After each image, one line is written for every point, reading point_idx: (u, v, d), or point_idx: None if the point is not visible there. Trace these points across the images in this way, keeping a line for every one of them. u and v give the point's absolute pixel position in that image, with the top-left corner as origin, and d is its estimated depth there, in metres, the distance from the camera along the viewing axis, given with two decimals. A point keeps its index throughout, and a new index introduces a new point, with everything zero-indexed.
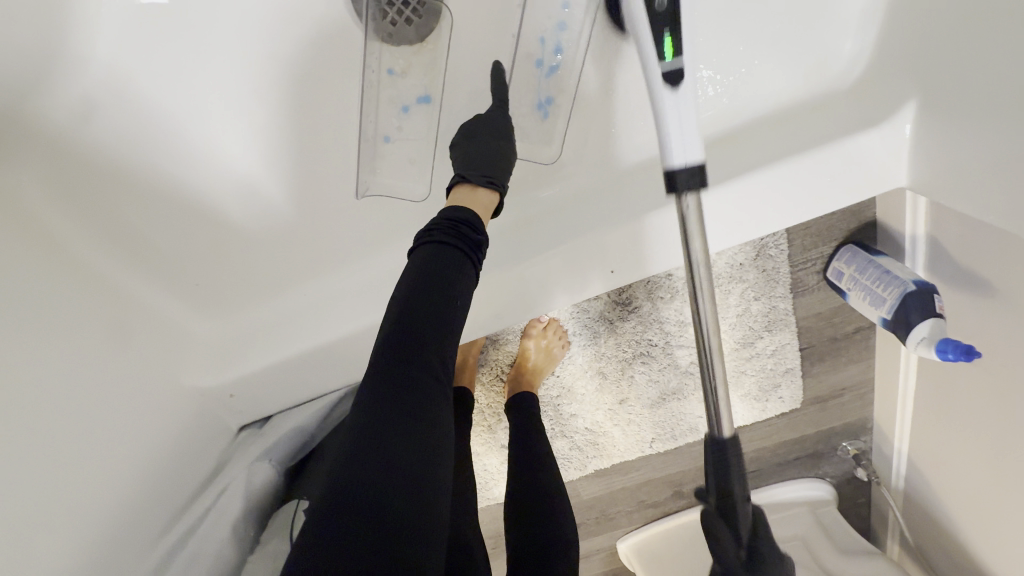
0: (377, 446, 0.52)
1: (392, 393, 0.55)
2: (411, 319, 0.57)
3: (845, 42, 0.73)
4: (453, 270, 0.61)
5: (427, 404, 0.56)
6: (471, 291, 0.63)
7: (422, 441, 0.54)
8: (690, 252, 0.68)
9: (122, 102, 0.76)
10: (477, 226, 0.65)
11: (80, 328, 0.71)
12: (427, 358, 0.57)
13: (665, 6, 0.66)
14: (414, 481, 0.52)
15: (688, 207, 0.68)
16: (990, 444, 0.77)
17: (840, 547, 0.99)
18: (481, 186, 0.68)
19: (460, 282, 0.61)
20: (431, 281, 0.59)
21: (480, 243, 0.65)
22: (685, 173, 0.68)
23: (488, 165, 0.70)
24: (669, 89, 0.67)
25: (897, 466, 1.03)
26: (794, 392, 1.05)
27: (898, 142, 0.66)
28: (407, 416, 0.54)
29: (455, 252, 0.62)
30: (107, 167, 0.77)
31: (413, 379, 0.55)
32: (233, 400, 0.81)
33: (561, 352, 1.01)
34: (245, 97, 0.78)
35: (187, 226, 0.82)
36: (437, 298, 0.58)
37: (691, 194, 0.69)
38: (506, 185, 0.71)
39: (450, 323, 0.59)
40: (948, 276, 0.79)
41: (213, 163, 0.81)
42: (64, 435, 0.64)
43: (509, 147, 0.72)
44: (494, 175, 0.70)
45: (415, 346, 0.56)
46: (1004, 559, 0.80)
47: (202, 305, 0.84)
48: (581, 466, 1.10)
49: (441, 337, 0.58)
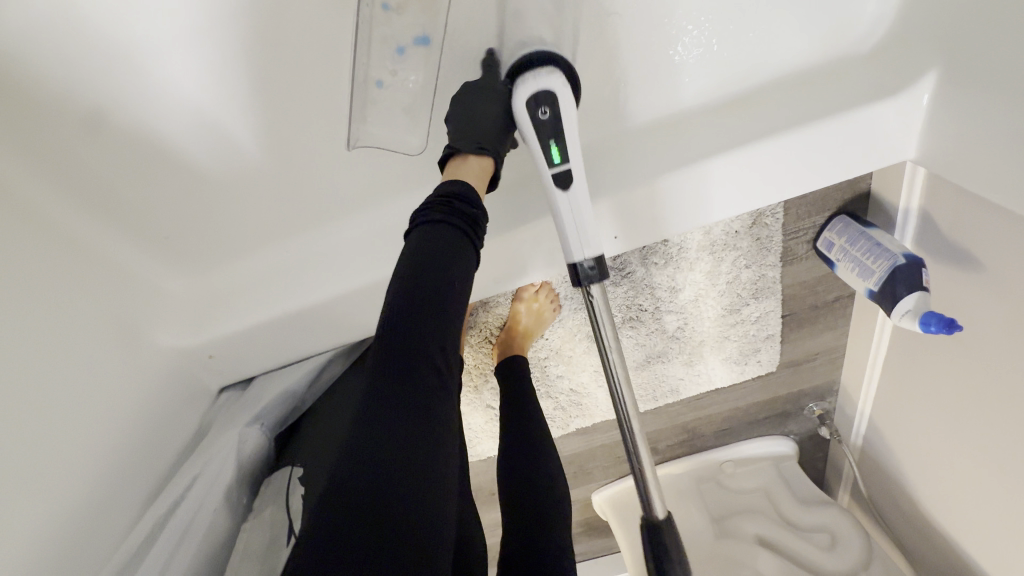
0: (381, 441, 0.49)
1: (396, 387, 0.51)
2: (412, 308, 0.53)
3: (869, 3, 0.70)
4: (453, 250, 0.56)
5: (429, 391, 0.52)
6: (473, 273, 0.58)
7: (429, 437, 0.51)
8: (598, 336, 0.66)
9: (64, 25, 0.65)
10: (475, 202, 0.60)
11: (41, 288, 0.65)
12: (426, 347, 0.53)
13: (549, 114, 0.63)
14: (421, 477, 0.49)
15: (597, 301, 0.65)
16: (953, 407, 0.83)
17: (798, 498, 1.07)
18: (470, 155, 0.64)
19: (461, 262, 0.56)
20: (429, 264, 0.54)
21: (479, 217, 0.60)
22: (586, 265, 0.65)
23: (477, 130, 0.65)
24: (560, 191, 0.64)
25: (858, 426, 1.10)
26: (772, 356, 1.08)
27: (914, 110, 0.65)
28: (412, 413, 0.51)
29: (454, 232, 0.57)
30: (58, 103, 0.69)
31: (409, 368, 0.52)
32: (213, 360, 0.80)
33: (552, 315, 1.01)
34: (209, 28, 0.69)
35: (161, 176, 0.77)
36: (434, 279, 0.53)
37: (595, 287, 0.66)
38: (502, 150, 0.66)
39: (455, 311, 0.55)
40: (935, 252, 0.80)
41: (179, 106, 0.73)
42: (37, 398, 0.61)
43: (501, 110, 0.66)
44: (487, 142, 0.64)
45: (420, 334, 0.53)
46: (954, 509, 0.88)
47: (174, 260, 0.82)
48: (563, 424, 1.14)
49: (442, 323, 0.54)
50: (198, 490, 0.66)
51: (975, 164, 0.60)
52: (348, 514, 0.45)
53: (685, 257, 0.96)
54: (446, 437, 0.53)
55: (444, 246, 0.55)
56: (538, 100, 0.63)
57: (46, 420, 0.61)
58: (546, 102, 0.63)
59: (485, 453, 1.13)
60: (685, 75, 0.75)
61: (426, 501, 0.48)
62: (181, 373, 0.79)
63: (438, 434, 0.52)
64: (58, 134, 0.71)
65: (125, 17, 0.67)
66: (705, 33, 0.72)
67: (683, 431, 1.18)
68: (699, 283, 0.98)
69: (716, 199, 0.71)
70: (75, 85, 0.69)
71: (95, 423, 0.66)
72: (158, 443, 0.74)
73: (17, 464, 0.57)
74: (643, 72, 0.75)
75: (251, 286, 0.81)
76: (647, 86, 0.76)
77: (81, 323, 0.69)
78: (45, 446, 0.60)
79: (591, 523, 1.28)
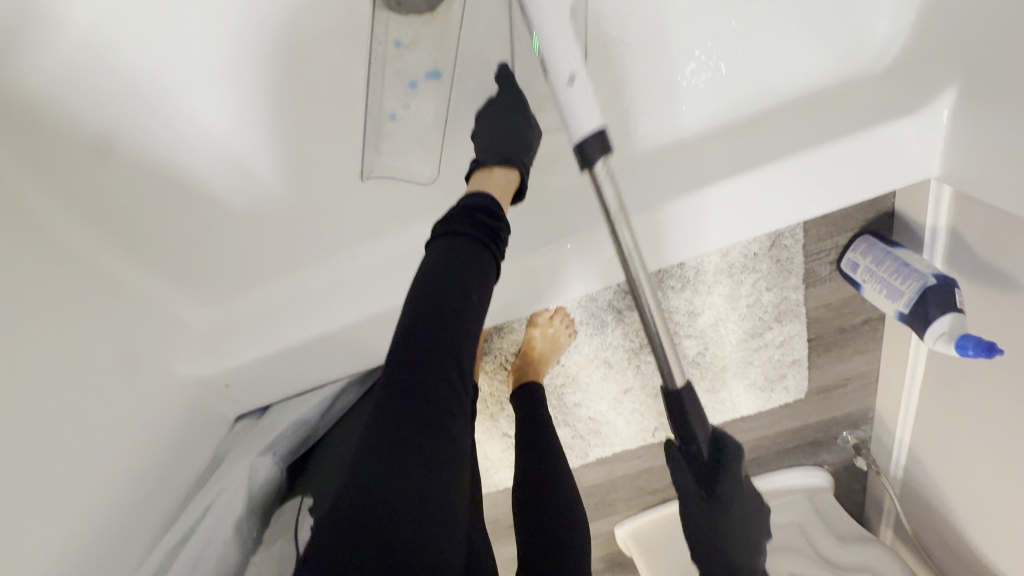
0: (387, 458, 0.48)
1: (405, 398, 0.50)
2: (426, 318, 0.53)
3: (881, 23, 0.70)
4: (472, 264, 0.56)
5: (439, 406, 0.51)
6: (492, 284, 0.58)
7: (436, 451, 0.49)
8: (606, 206, 0.57)
9: (104, 70, 0.72)
10: (495, 213, 0.60)
11: (67, 317, 0.68)
12: (445, 354, 0.52)
13: None
14: (425, 494, 0.47)
15: (603, 179, 0.56)
16: (1000, 436, 0.77)
17: (835, 535, 1.00)
18: (495, 165, 0.65)
19: (480, 274, 0.56)
20: (447, 276, 0.54)
21: (500, 230, 0.60)
22: (597, 146, 0.56)
23: (500, 145, 0.66)
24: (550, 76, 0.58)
25: (897, 456, 1.04)
26: (799, 382, 1.04)
27: (933, 127, 0.63)
28: (422, 426, 0.50)
29: (472, 244, 0.57)
30: (93, 141, 0.74)
31: (416, 380, 0.51)
32: (230, 389, 0.80)
33: (567, 341, 0.99)
34: (234, 68, 0.74)
35: (183, 208, 0.80)
36: (451, 290, 0.54)
37: (601, 161, 0.57)
38: (526, 161, 0.67)
39: (473, 320, 0.55)
40: (969, 270, 0.76)
41: (204, 141, 0.77)
42: (61, 422, 0.63)
43: (520, 123, 0.68)
44: (510, 151, 0.66)
45: (431, 344, 0.52)
46: (1009, 550, 0.81)
47: (192, 288, 0.83)
48: (582, 454, 1.11)
49: (456, 334, 0.53)
50: (211, 520, 0.66)
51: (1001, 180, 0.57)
52: (356, 527, 0.44)
53: (703, 280, 0.94)
54: (459, 446, 0.52)
55: (463, 259, 0.56)
56: None
57: (61, 451, 0.62)
58: None
59: (501, 484, 1.11)
60: (695, 98, 0.75)
61: (437, 515, 0.47)
62: (196, 404, 0.78)
63: (449, 445, 0.51)
64: (92, 169, 0.75)
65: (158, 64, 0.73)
66: (712, 57, 0.74)
67: None
68: (719, 307, 0.96)
69: (710, 224, 0.69)
70: (108, 126, 0.74)
71: (110, 455, 0.67)
72: (169, 474, 0.74)
73: (34, 491, 0.58)
74: (651, 95, 0.76)
75: (260, 316, 0.81)
76: (658, 111, 0.76)
77: (104, 349, 0.71)
78: (59, 479, 0.61)
79: (614, 558, 1.23)
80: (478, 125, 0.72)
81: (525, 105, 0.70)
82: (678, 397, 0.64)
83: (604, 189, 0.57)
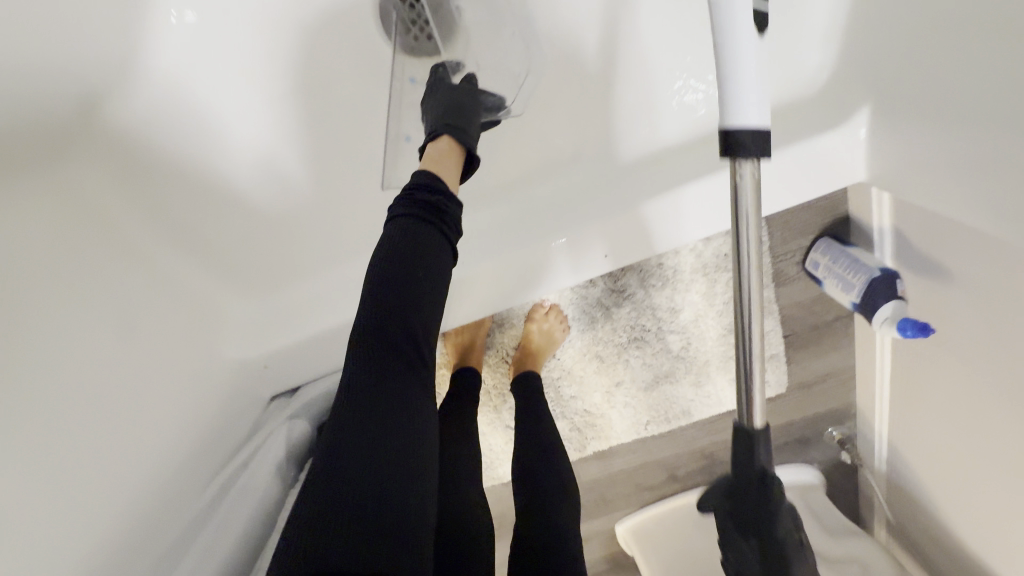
0: (358, 426, 0.57)
1: (370, 373, 0.59)
2: (384, 300, 0.60)
3: (812, 55, 0.83)
4: (423, 243, 0.63)
5: (400, 378, 0.60)
6: (445, 259, 0.65)
7: (400, 416, 0.59)
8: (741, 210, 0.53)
9: (178, 106, 0.89)
10: (437, 189, 0.66)
11: (138, 303, 0.83)
12: (409, 324, 0.61)
13: None
14: (390, 451, 0.57)
15: (747, 175, 0.52)
16: (951, 415, 0.85)
17: (829, 531, 1.07)
18: (442, 134, 0.72)
19: (432, 251, 0.63)
20: (399, 258, 0.61)
21: (446, 207, 0.66)
22: (755, 137, 0.51)
23: (433, 125, 0.74)
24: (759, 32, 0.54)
25: (879, 449, 1.11)
26: (779, 376, 1.14)
27: (856, 140, 0.76)
28: (383, 396, 0.58)
29: (421, 225, 0.64)
30: (163, 163, 0.90)
31: (377, 358, 0.59)
32: (266, 370, 0.90)
33: (561, 335, 1.10)
34: (282, 102, 0.92)
35: (233, 219, 0.94)
36: (403, 270, 0.61)
37: (752, 162, 0.52)
38: (457, 124, 0.73)
39: (429, 293, 0.62)
40: (911, 265, 0.86)
41: (252, 162, 0.93)
42: (136, 384, 0.77)
43: (447, 101, 0.77)
44: (457, 122, 0.73)
45: (389, 326, 0.60)
46: (968, 523, 0.87)
47: (236, 288, 0.95)
48: (580, 447, 1.20)
49: (414, 312, 0.61)
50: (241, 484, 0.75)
51: (935, 181, 0.69)
52: (332, 482, 0.54)
53: (681, 278, 1.06)
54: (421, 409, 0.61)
55: (412, 239, 0.62)
56: None
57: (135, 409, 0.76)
58: None
59: (505, 476, 1.20)
60: (668, 120, 0.91)
61: (400, 461, 0.57)
62: (239, 385, 0.88)
63: (411, 410, 0.60)
64: (160, 185, 0.90)
65: (218, 101, 0.90)
66: (692, 83, 0.91)
67: (701, 456, 1.21)
68: (697, 303, 1.07)
69: (687, 221, 0.82)
70: (177, 151, 0.90)
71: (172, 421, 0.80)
72: (212, 446, 0.83)
73: (112, 438, 0.72)
74: (626, 117, 0.92)
75: (294, 310, 0.92)
76: (629, 131, 0.92)
77: (169, 333, 0.84)
78: (132, 433, 0.74)
79: (616, 559, 1.29)
80: (427, 103, 0.79)
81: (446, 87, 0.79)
82: (753, 439, 0.57)
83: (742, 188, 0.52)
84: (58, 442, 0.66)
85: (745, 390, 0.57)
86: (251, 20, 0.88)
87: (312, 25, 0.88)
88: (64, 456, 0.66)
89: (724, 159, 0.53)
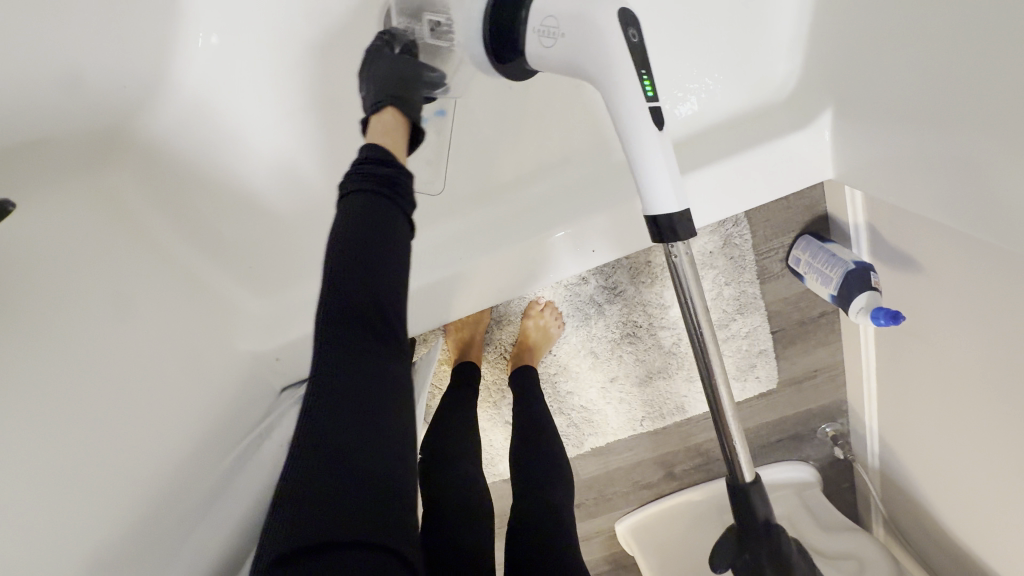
0: (342, 403, 0.55)
1: (348, 348, 0.57)
2: (352, 276, 0.58)
3: (780, 64, 0.90)
4: (385, 217, 0.61)
5: (381, 351, 0.58)
6: (407, 232, 0.64)
7: (385, 392, 0.58)
8: (688, 302, 0.72)
9: (203, 117, 0.98)
10: (392, 163, 0.65)
11: (165, 296, 0.90)
12: (378, 300, 0.59)
13: (636, 35, 0.68)
14: (377, 428, 0.56)
15: (681, 259, 0.69)
16: (934, 403, 0.89)
17: (824, 528, 1.12)
18: (386, 106, 0.72)
19: (394, 225, 0.62)
20: (358, 233, 0.59)
21: (403, 180, 0.65)
22: (674, 220, 0.68)
23: (377, 98, 0.74)
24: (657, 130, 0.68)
25: (870, 445, 1.14)
26: (770, 372, 1.17)
27: (820, 138, 0.83)
28: (363, 371, 0.56)
29: (379, 199, 0.62)
30: (188, 169, 0.98)
31: (354, 332, 0.57)
32: (279, 363, 0.97)
33: (557, 331, 1.16)
34: (298, 113, 1.01)
35: (250, 222, 1.02)
36: (365, 244, 0.59)
37: (681, 241, 0.69)
38: (403, 98, 0.74)
39: (395, 266, 0.61)
40: (887, 258, 0.91)
41: (269, 169, 1.02)
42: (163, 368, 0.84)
43: (393, 75, 0.76)
44: (403, 95, 0.74)
45: (363, 300, 0.58)
46: (958, 509, 0.89)
47: (251, 288, 1.01)
48: (578, 443, 1.24)
49: (384, 286, 0.60)
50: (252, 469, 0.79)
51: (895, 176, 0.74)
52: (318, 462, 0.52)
53: (669, 276, 1.11)
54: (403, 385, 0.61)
55: (371, 213, 0.61)
56: (628, 24, 0.68)
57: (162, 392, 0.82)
58: (633, 25, 0.68)
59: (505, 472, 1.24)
60: None
61: (387, 439, 0.56)
62: (254, 375, 0.96)
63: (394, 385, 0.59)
64: (186, 190, 0.99)
65: (240, 112, 1.00)
66: (698, 86, 0.92)
67: (697, 452, 1.24)
68: None
69: None
70: (200, 159, 0.99)
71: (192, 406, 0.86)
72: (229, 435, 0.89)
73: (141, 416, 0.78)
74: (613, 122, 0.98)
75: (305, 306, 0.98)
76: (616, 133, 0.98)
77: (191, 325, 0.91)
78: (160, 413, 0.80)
79: (616, 558, 1.32)
80: (368, 75, 0.79)
81: (392, 59, 0.79)
82: (743, 489, 0.79)
83: (684, 280, 0.71)
84: (94, 416, 0.72)
85: (730, 453, 0.77)
86: (269, 40, 0.97)
87: (325, 45, 0.98)
88: (99, 427, 0.72)
89: (659, 242, 0.70)
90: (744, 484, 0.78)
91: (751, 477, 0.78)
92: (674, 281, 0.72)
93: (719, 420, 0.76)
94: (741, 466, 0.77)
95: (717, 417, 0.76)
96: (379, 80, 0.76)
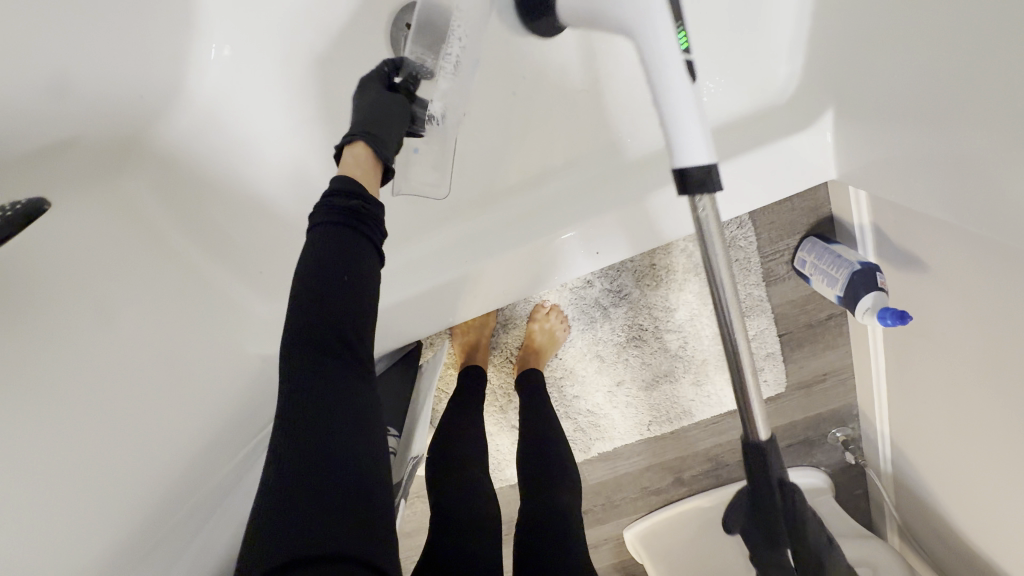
0: (315, 417, 0.57)
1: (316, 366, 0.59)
2: (317, 302, 0.60)
3: (781, 67, 0.90)
4: (350, 249, 0.64)
5: (349, 366, 0.61)
6: (372, 261, 0.66)
7: (357, 402, 0.60)
8: (712, 251, 0.58)
9: (215, 126, 1.01)
10: (360, 198, 0.66)
11: (178, 298, 0.92)
12: (341, 320, 0.61)
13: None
14: (351, 435, 0.58)
15: (705, 210, 0.56)
16: (943, 404, 0.88)
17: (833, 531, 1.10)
18: (360, 140, 0.73)
19: (358, 255, 0.64)
20: (321, 266, 0.61)
21: (369, 213, 0.67)
22: (702, 174, 0.56)
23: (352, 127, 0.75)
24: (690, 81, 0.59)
25: (882, 449, 1.12)
26: (778, 375, 1.16)
27: (822, 140, 0.84)
28: (329, 384, 0.59)
29: (344, 231, 0.64)
30: (201, 176, 1.01)
31: (320, 350, 0.60)
32: None
33: (563, 335, 1.16)
34: (306, 122, 1.03)
35: (260, 227, 1.03)
36: (327, 275, 0.61)
37: (705, 196, 0.56)
38: (376, 135, 0.74)
39: (360, 294, 0.63)
40: (892, 258, 0.91)
41: (279, 175, 1.04)
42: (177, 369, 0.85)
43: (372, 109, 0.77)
44: (377, 132, 0.74)
45: (324, 322, 0.60)
46: (967, 512, 0.89)
47: (261, 291, 1.02)
48: (585, 448, 1.24)
49: (350, 309, 0.62)
50: None
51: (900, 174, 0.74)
52: (294, 472, 0.54)
53: (674, 279, 1.11)
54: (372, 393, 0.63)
55: (335, 246, 0.63)
56: None
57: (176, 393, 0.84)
58: None
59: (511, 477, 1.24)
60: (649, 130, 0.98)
61: (362, 445, 0.58)
62: (263, 377, 0.92)
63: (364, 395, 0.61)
64: (199, 195, 1.01)
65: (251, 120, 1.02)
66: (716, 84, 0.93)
67: (706, 458, 1.23)
68: (693, 304, 1.12)
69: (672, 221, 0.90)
70: (212, 166, 1.02)
71: None
72: None
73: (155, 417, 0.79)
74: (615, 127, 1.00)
75: None
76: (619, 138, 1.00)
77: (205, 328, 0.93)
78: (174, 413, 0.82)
79: (624, 565, 1.31)
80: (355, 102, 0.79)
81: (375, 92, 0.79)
82: (763, 452, 0.67)
83: (707, 230, 0.57)
84: (108, 415, 0.74)
85: (743, 399, 0.66)
86: (279, 51, 1.01)
87: (332, 54, 1.01)
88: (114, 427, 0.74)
89: (682, 196, 0.58)
90: (760, 442, 0.67)
91: (767, 435, 0.67)
92: (696, 232, 0.58)
93: (735, 367, 0.63)
94: (758, 421, 0.66)
95: (732, 359, 0.63)
96: (358, 112, 0.77)
